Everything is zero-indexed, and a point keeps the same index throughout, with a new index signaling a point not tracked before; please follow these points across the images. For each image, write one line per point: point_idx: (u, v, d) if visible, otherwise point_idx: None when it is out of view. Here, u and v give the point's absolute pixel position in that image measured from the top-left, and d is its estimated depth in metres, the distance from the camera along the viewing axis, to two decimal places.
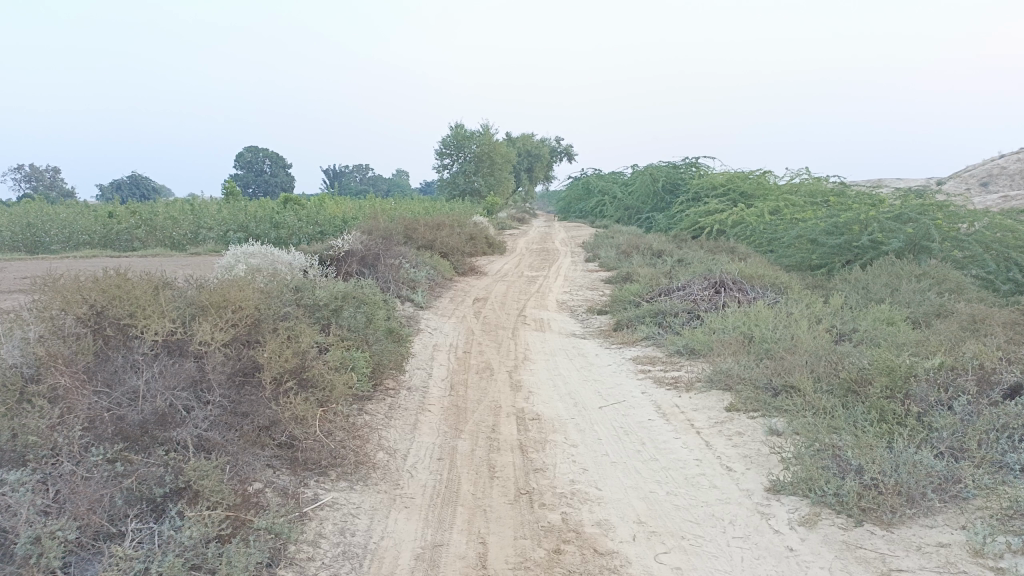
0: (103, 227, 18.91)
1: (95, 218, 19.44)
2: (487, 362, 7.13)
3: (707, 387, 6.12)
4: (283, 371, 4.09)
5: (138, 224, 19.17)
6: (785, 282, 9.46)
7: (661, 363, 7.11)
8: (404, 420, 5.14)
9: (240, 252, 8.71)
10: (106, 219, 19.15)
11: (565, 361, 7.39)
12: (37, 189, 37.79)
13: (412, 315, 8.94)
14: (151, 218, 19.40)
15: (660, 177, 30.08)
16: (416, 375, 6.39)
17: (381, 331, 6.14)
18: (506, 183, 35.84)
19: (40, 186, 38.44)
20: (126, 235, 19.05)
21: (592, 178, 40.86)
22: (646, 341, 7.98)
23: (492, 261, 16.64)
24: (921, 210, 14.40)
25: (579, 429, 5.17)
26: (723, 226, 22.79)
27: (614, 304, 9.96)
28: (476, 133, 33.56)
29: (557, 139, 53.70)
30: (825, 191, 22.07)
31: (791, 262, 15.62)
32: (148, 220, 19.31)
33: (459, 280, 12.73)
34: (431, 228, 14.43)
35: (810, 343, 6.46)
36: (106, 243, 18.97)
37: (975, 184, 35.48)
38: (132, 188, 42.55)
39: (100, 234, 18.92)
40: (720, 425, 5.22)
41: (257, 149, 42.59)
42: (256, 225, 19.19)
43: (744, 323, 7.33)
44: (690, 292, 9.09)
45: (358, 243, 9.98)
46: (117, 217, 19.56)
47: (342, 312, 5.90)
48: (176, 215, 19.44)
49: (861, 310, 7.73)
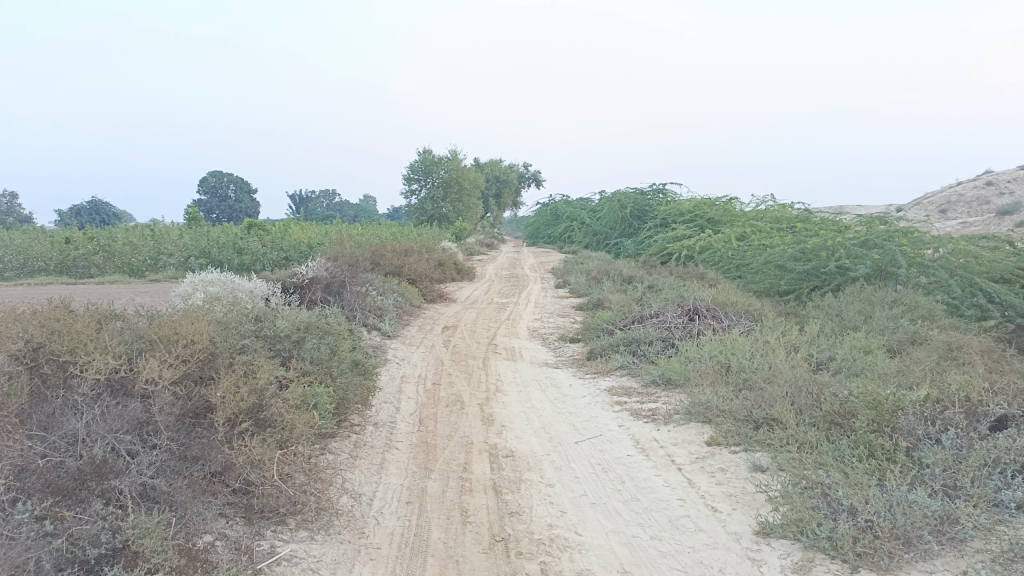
0: (59, 253, 18.34)
1: (51, 244, 18.84)
2: (457, 394, 6.86)
3: (686, 420, 5.92)
4: (238, 412, 3.79)
5: (95, 250, 18.57)
6: (758, 309, 9.36)
7: (637, 394, 6.90)
8: (370, 459, 4.84)
9: (198, 280, 8.35)
10: (62, 245, 18.55)
11: (538, 392, 7.14)
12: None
13: (379, 344, 8.64)
14: (109, 244, 18.79)
15: (628, 203, 30.18)
16: (383, 410, 6.09)
17: (345, 364, 5.85)
18: (474, 209, 35.71)
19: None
20: (83, 261, 18.47)
21: (560, 203, 40.93)
22: (620, 371, 7.78)
23: (461, 288, 16.39)
24: (887, 236, 14.53)
25: (555, 467, 4.93)
26: (691, 252, 22.85)
27: (587, 332, 9.76)
28: (444, 159, 33.44)
29: (525, 165, 53.87)
30: (791, 217, 22.28)
31: (760, 288, 15.62)
32: (106, 246, 18.73)
33: (427, 306, 12.46)
34: (399, 254, 14.15)
35: (789, 373, 6.30)
36: (62, 270, 18.35)
37: (933, 211, 36.25)
38: (92, 213, 41.58)
39: (55, 261, 18.30)
40: (701, 460, 5.01)
41: (221, 174, 41.98)
42: (219, 251, 18.75)
43: (720, 352, 7.17)
44: (664, 320, 8.93)
45: (323, 270, 9.67)
46: (74, 243, 18.95)
47: (304, 344, 5.61)
48: (135, 241, 18.87)
49: (836, 338, 7.63)
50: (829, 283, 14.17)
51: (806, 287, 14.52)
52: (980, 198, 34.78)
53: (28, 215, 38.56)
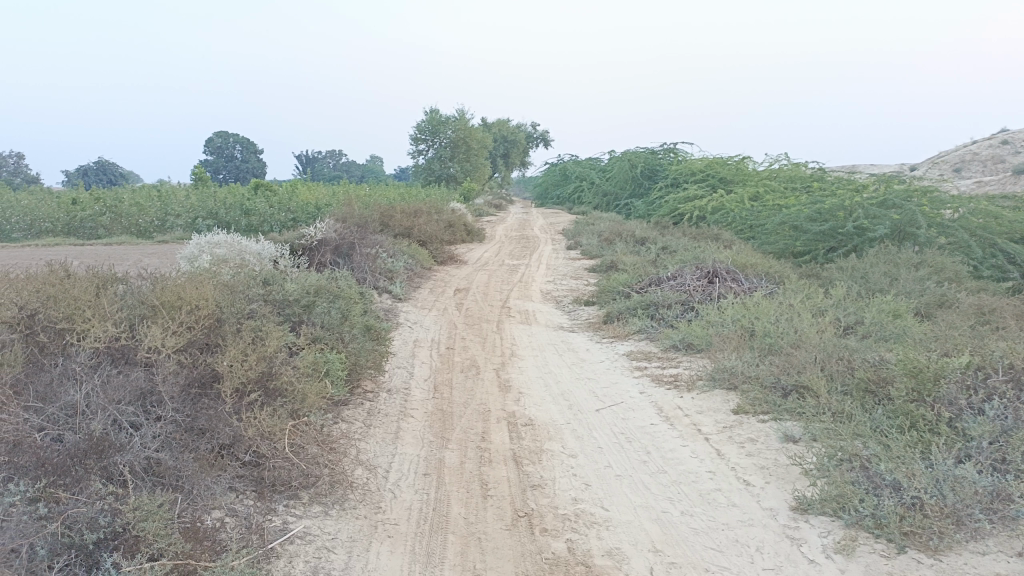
0: (66, 214, 18.14)
1: (57, 204, 18.63)
2: (472, 359, 6.66)
3: (710, 386, 5.71)
4: (246, 381, 3.59)
5: (102, 211, 18.36)
6: (779, 271, 9.09)
7: (657, 359, 6.69)
8: (384, 428, 4.66)
9: (204, 241, 8.13)
10: (69, 205, 18.35)
11: (555, 357, 6.94)
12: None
13: (390, 307, 8.44)
14: (116, 204, 18.54)
15: (639, 162, 29.71)
16: (396, 376, 5.90)
17: (357, 329, 5.65)
18: (482, 169, 35.27)
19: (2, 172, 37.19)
20: (90, 221, 18.26)
21: (569, 163, 40.41)
22: (639, 335, 7.56)
23: (471, 249, 16.14)
24: (907, 196, 14.17)
25: (577, 436, 4.73)
26: (702, 213, 22.48)
27: (602, 295, 9.52)
28: (452, 118, 32.94)
29: (533, 125, 53.16)
30: (805, 177, 21.84)
31: (775, 249, 15.31)
32: (112, 207, 18.51)
33: (438, 268, 12.23)
34: (408, 215, 13.88)
35: (817, 338, 6.06)
36: (69, 231, 18.17)
37: (947, 170, 35.67)
38: (99, 173, 41.33)
39: (62, 222, 18.12)
40: (729, 429, 4.80)
41: (227, 134, 41.55)
42: (226, 212, 18.50)
43: (743, 315, 6.93)
44: (683, 282, 8.68)
45: (331, 232, 9.43)
46: (81, 204, 18.75)
47: (314, 309, 5.41)
48: (142, 202, 18.61)
49: (862, 301, 7.37)
50: (846, 244, 13.87)
51: (822, 249, 14.23)
52: (995, 157, 34.16)
53: (34, 176, 38.34)
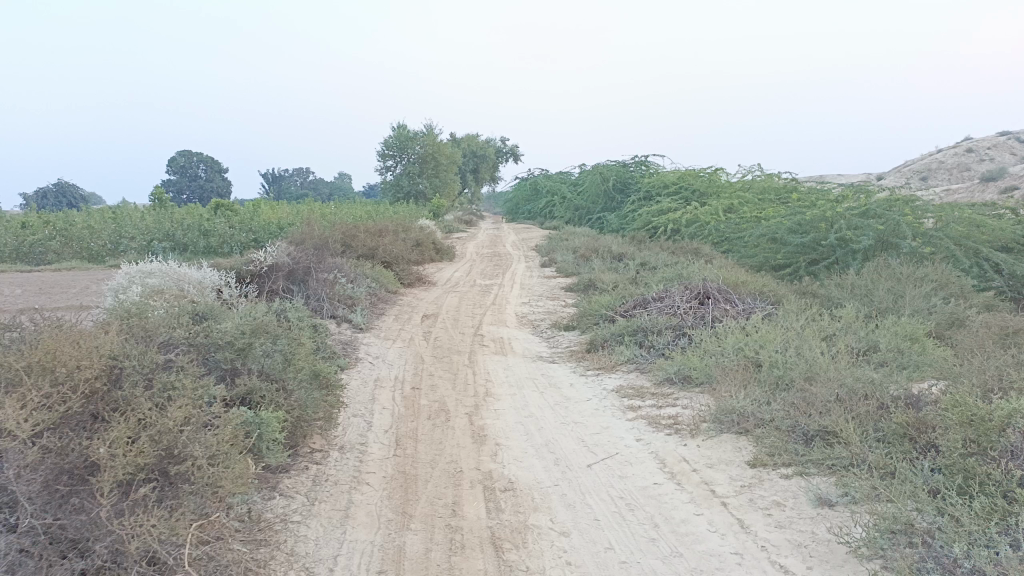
0: (15, 239, 16.98)
1: (6, 228, 17.44)
2: (441, 401, 5.82)
3: (718, 431, 4.93)
4: (137, 468, 2.74)
5: (52, 235, 17.20)
6: (772, 291, 8.39)
7: (651, 395, 5.91)
8: (333, 504, 3.81)
9: (136, 270, 7.21)
10: (19, 230, 17.22)
11: (536, 395, 6.12)
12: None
13: (349, 341, 7.56)
14: (67, 228, 17.34)
15: (610, 175, 29.12)
16: (352, 429, 5.04)
17: (302, 374, 4.80)
18: (451, 186, 34.51)
19: None
20: (40, 246, 17.07)
21: (540, 177, 39.78)
22: (627, 366, 6.78)
23: (441, 269, 15.31)
24: (888, 205, 13.65)
25: (568, 505, 3.91)
26: (677, 226, 21.90)
27: (583, 319, 8.73)
28: (420, 133, 32.17)
29: (502, 140, 52.63)
30: (779, 187, 21.38)
31: (755, 263, 14.68)
32: (62, 231, 17.32)
33: (404, 292, 11.38)
34: (372, 235, 13.00)
35: (833, 370, 5.31)
36: (15, 257, 16.92)
37: (912, 179, 35.72)
38: (58, 195, 39.81)
39: (8, 248, 16.89)
40: (749, 490, 4.03)
41: (191, 153, 40.33)
42: (184, 233, 17.46)
43: (746, 343, 6.18)
44: (671, 304, 7.92)
45: (284, 256, 8.55)
46: (30, 228, 17.54)
47: (250, 353, 4.55)
48: (95, 225, 17.41)
49: (871, 323, 6.67)
50: (831, 255, 13.27)
51: (804, 261, 13.61)
52: (959, 166, 34.16)
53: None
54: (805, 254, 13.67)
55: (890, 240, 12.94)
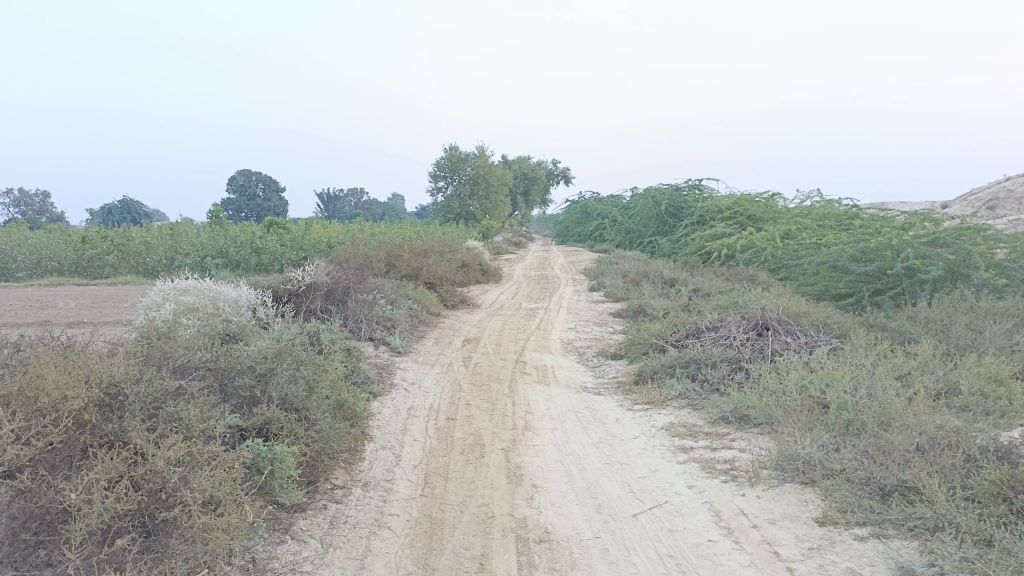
0: (74, 253, 17.24)
1: (67, 242, 17.76)
2: (476, 433, 5.44)
3: (780, 481, 4.44)
4: (115, 516, 2.52)
5: (110, 250, 17.40)
6: (837, 323, 7.81)
7: (704, 434, 5.44)
8: (347, 552, 3.44)
9: (170, 287, 7.04)
10: (79, 244, 17.50)
11: (579, 430, 5.70)
12: (26, 213, 36.11)
13: (385, 365, 7.26)
14: (124, 243, 17.51)
15: (663, 199, 28.53)
16: (380, 463, 4.69)
17: (329, 403, 4.50)
18: (502, 207, 34.33)
19: (30, 212, 36.92)
20: (98, 260, 17.29)
21: (591, 201, 39.36)
22: (678, 401, 6.30)
23: (487, 291, 14.98)
24: (959, 233, 12.82)
25: (609, 562, 3.48)
26: (731, 251, 21.21)
27: (631, 348, 8.27)
28: (471, 155, 32.13)
29: (554, 163, 52.45)
30: (839, 214, 20.55)
31: (813, 292, 13.98)
32: (119, 245, 17.51)
33: (447, 314, 11.06)
34: (417, 255, 12.75)
35: (910, 415, 4.77)
36: (73, 271, 17.17)
37: (980, 208, 34.15)
38: (123, 211, 40.85)
39: (67, 261, 17.13)
40: (817, 554, 3.54)
41: (250, 173, 41.09)
42: (236, 250, 17.55)
43: (810, 381, 5.66)
44: (727, 335, 7.41)
45: (323, 275, 8.32)
46: (89, 242, 17.81)
47: (272, 379, 4.29)
48: (151, 240, 17.55)
49: (949, 362, 6.06)
50: (896, 285, 12.53)
51: (867, 291, 12.88)
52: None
53: (60, 214, 37.98)
54: (867, 283, 12.94)
55: (961, 271, 12.14)
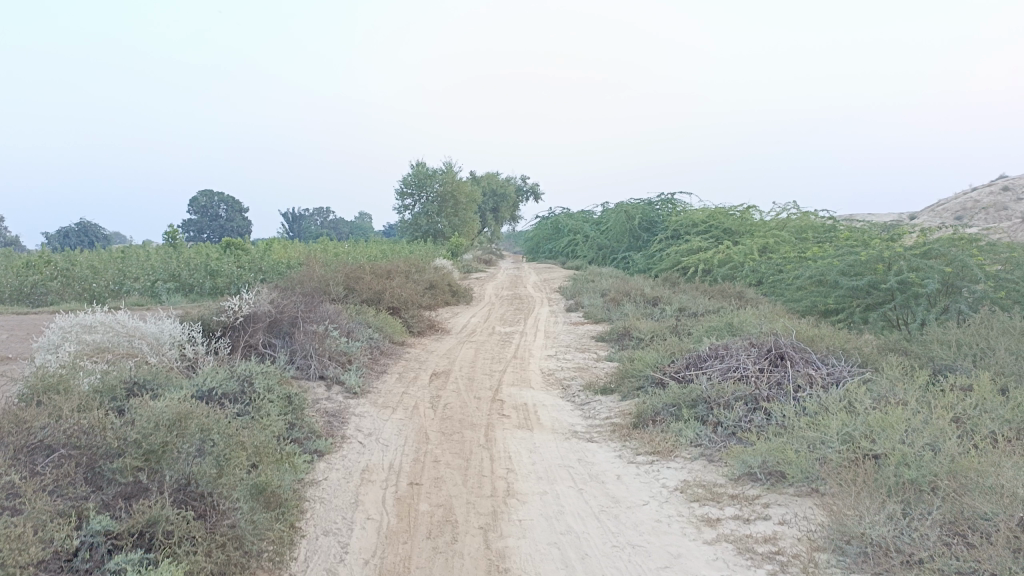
0: (16, 279, 14.98)
1: (7, 268, 15.58)
2: (448, 505, 4.34)
3: (843, 573, 3.42)
4: None
5: (53, 275, 15.29)
6: (855, 350, 6.82)
7: (730, 497, 4.42)
8: None
9: (72, 324, 5.84)
10: (20, 269, 15.45)
11: (575, 493, 4.63)
12: None
13: (338, 411, 6.14)
14: (69, 267, 15.41)
15: (636, 214, 27.65)
16: (321, 561, 3.57)
17: (248, 485, 3.37)
18: (470, 225, 33.31)
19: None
20: (43, 287, 15.14)
21: (561, 217, 38.43)
22: (690, 451, 5.27)
23: (456, 314, 13.90)
24: (952, 243, 11.62)
25: None
26: (708, 266, 20.39)
27: (623, 382, 7.24)
28: (439, 171, 31.12)
29: (523, 179, 51.62)
30: (817, 226, 19.80)
31: (801, 308, 13.01)
32: (64, 271, 15.48)
33: (413, 343, 9.94)
34: (380, 277, 11.60)
35: (993, 474, 3.78)
36: (18, 298, 14.87)
37: (948, 219, 33.73)
38: (81, 235, 38.84)
39: (8, 288, 14.90)
40: None
41: (212, 193, 39.48)
42: (190, 273, 16.26)
43: (853, 427, 4.67)
44: (736, 366, 6.39)
45: (264, 303, 7.15)
46: (32, 267, 15.66)
47: (166, 453, 3.18)
48: (97, 265, 15.68)
49: (1006, 397, 5.08)
50: (889, 299, 11.59)
51: (858, 306, 11.91)
52: (996, 203, 31.80)
53: (15, 239, 35.98)
54: (858, 298, 11.97)
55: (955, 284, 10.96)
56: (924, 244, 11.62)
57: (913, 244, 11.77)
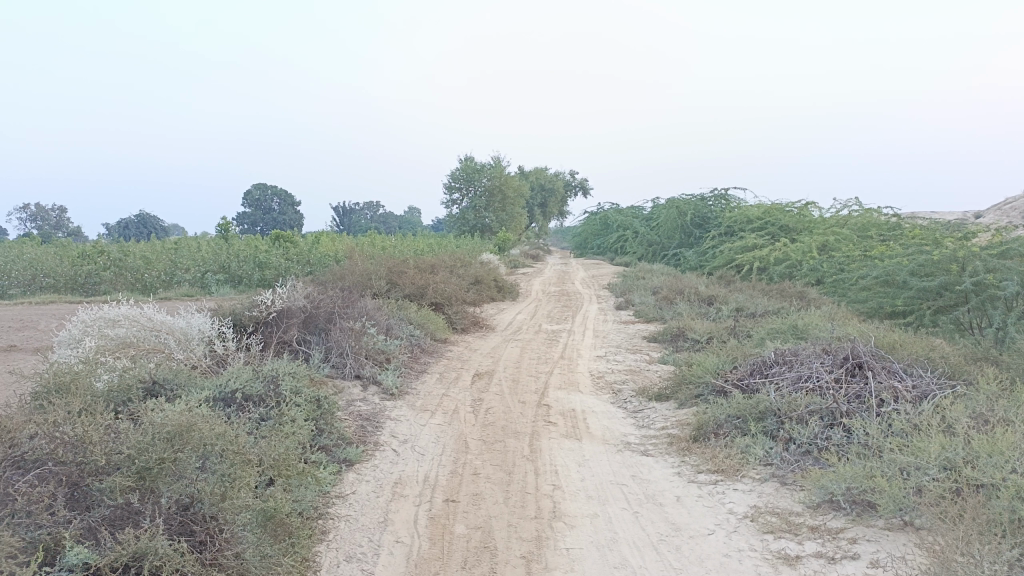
0: (70, 267, 14.97)
1: (63, 257, 15.59)
2: (486, 528, 3.88)
3: None
4: None
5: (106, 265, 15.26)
6: (941, 360, 6.11)
7: (810, 529, 3.86)
8: None
9: (96, 318, 5.55)
10: (76, 258, 15.46)
11: (631, 517, 4.12)
12: (40, 227, 34.84)
13: (373, 414, 5.73)
14: (122, 258, 15.36)
15: (688, 210, 26.80)
16: None
17: (256, 507, 3.00)
18: (518, 219, 32.86)
19: (46, 227, 35.58)
20: (96, 277, 15.10)
21: (610, 213, 37.71)
22: (760, 471, 4.71)
23: (502, 311, 13.45)
24: None
25: None
26: (764, 265, 19.54)
27: (680, 389, 6.68)
28: (487, 165, 30.72)
29: (571, 173, 50.97)
30: (880, 225, 18.78)
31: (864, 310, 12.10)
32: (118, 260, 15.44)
33: (456, 340, 9.51)
34: (424, 272, 11.21)
35: None
36: (73, 288, 14.84)
37: (1016, 219, 31.96)
38: (139, 227, 39.49)
39: (63, 277, 14.89)
40: None
41: (265, 186, 39.84)
42: (239, 265, 16.10)
43: (954, 451, 4.06)
44: (808, 375, 5.77)
45: (299, 299, 6.79)
46: (87, 257, 15.66)
47: (162, 471, 2.82)
48: (149, 255, 15.62)
49: None
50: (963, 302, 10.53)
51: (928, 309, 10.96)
52: None
53: (78, 230, 36.81)
54: (929, 301, 11.01)
55: None
56: (1002, 243, 10.50)
57: (990, 243, 10.80)
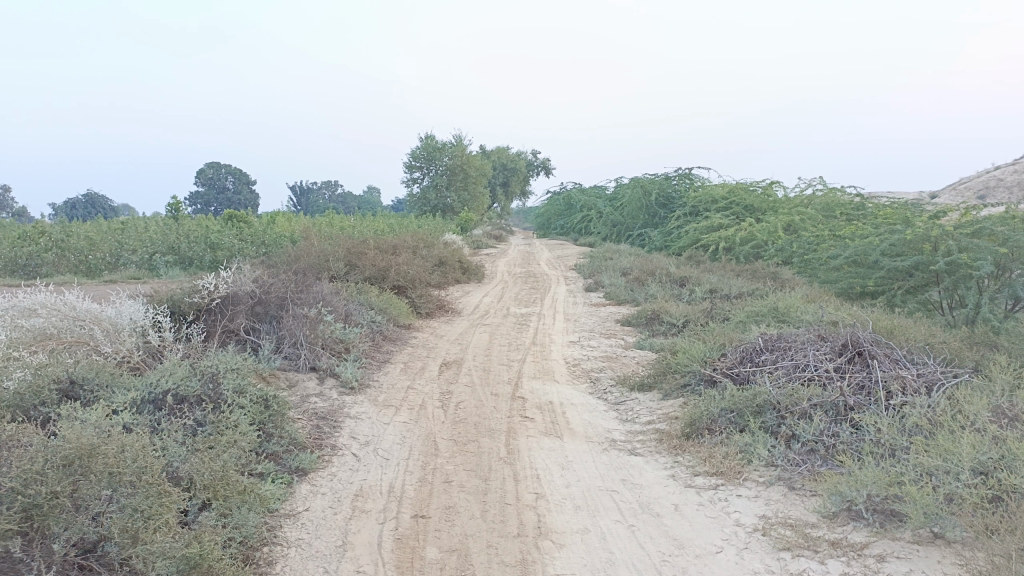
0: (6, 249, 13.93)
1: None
2: (461, 551, 3.33)
3: None
4: None
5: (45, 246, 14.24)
6: (939, 347, 5.70)
7: (831, 545, 3.40)
8: None
9: (8, 305, 4.81)
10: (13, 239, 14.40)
11: (627, 532, 3.62)
12: None
13: (330, 412, 5.13)
14: (63, 239, 14.37)
15: (652, 189, 26.37)
16: None
17: (178, 553, 2.42)
18: (480, 199, 32.17)
19: None
20: (35, 259, 14.07)
21: (573, 192, 37.20)
22: (763, 474, 4.24)
23: (468, 293, 12.86)
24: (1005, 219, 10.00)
25: None
26: (730, 244, 19.22)
27: (666, 379, 6.20)
28: (449, 143, 29.92)
29: (534, 153, 50.24)
30: (845, 204, 18.56)
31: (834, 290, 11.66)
32: (60, 241, 14.44)
33: (421, 326, 8.91)
34: (385, 253, 10.56)
35: None
36: (12, 270, 13.74)
37: (970, 199, 32.07)
38: (86, 205, 37.78)
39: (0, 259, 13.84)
40: None
41: (219, 164, 38.43)
42: (190, 245, 15.19)
43: (986, 453, 3.63)
44: (805, 364, 5.32)
45: (246, 283, 6.13)
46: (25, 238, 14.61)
47: (56, 507, 2.26)
48: (93, 235, 14.63)
49: None
50: (936, 280, 10.07)
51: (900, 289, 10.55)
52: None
53: (21, 211, 35.07)
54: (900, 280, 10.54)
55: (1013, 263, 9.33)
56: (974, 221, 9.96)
57: (961, 220, 10.21)
